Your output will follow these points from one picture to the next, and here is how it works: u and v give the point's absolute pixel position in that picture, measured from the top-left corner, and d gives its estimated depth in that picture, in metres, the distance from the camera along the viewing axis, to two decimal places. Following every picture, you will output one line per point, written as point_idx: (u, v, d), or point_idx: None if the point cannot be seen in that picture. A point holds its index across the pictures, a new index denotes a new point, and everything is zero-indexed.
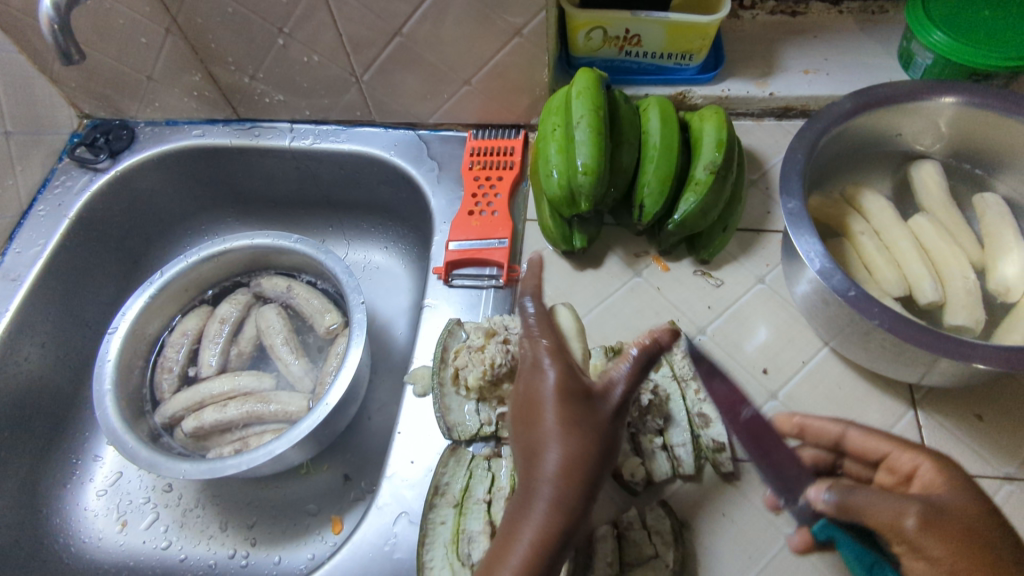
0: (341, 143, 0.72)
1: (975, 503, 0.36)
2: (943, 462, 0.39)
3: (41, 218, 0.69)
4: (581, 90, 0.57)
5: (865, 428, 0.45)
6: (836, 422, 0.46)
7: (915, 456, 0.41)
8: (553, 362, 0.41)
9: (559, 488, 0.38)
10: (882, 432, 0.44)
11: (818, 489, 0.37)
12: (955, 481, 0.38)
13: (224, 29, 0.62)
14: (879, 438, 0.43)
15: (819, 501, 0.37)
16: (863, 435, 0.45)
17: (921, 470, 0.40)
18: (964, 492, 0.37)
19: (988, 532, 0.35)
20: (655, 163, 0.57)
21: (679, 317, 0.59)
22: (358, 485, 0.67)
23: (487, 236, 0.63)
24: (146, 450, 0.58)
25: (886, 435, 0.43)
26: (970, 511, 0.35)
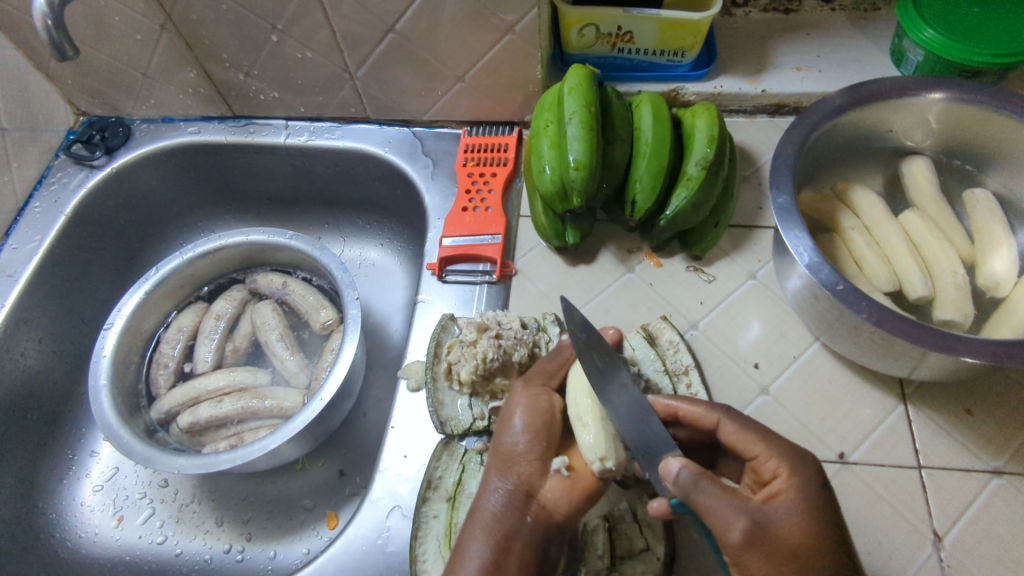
0: (336, 139, 0.72)
1: (812, 526, 0.38)
2: (805, 481, 0.40)
3: (37, 214, 0.69)
4: (573, 86, 0.58)
5: (745, 423, 0.44)
6: (714, 411, 0.45)
7: (781, 468, 0.41)
8: (526, 406, 0.47)
9: (510, 508, 0.44)
10: (760, 432, 0.43)
11: (672, 462, 0.40)
12: (810, 505, 0.39)
13: (218, 26, 0.63)
14: (754, 437, 0.43)
15: (671, 473, 0.40)
16: (733, 431, 0.44)
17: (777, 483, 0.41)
18: (810, 517, 0.39)
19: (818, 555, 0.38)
20: (647, 159, 0.58)
21: (671, 312, 0.59)
22: (353, 480, 0.67)
23: (481, 232, 0.63)
24: (141, 444, 0.59)
25: (760, 435, 0.43)
26: (800, 533, 0.38)
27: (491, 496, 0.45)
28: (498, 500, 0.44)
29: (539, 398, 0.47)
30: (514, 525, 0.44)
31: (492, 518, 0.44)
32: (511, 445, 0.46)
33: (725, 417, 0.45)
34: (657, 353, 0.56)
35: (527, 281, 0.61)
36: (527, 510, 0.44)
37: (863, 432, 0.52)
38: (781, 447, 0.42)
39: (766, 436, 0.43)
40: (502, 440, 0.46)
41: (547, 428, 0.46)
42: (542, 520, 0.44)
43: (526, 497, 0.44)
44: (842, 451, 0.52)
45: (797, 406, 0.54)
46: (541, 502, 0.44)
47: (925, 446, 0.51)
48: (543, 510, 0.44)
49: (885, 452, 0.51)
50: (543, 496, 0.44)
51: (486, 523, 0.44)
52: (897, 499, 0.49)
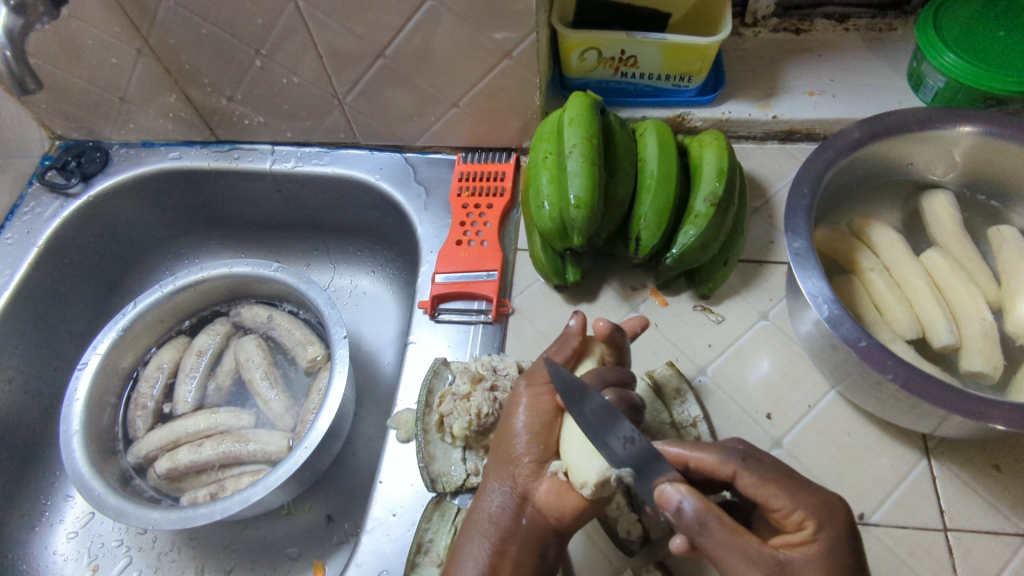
0: (324, 166, 0.69)
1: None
2: (833, 537, 0.35)
3: (8, 246, 0.66)
4: (574, 117, 0.54)
5: (765, 474, 0.37)
6: (728, 463, 0.37)
7: (807, 521, 0.36)
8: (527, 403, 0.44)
9: (506, 509, 0.42)
10: (783, 486, 0.36)
11: (677, 490, 0.36)
12: (834, 564, 0.35)
13: (198, 50, 0.59)
14: (776, 492, 0.36)
15: (670, 502, 0.36)
16: (757, 480, 0.37)
17: (804, 545, 0.35)
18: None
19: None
20: (652, 194, 0.54)
21: (677, 356, 0.56)
22: (342, 526, 0.64)
23: (476, 268, 0.60)
24: (114, 496, 0.55)
25: (783, 484, 0.36)
26: None
27: (489, 499, 0.43)
28: (497, 504, 0.43)
29: (539, 399, 0.44)
30: (510, 526, 0.42)
31: (489, 519, 0.42)
32: (510, 446, 0.44)
33: (742, 467, 0.37)
34: (663, 403, 0.52)
35: (524, 321, 0.58)
36: (523, 513, 0.42)
37: (884, 490, 0.49)
38: (807, 497, 0.36)
39: (788, 482, 0.37)
40: (504, 441, 0.44)
41: (547, 431, 0.43)
42: (538, 523, 0.42)
43: (521, 500, 0.42)
44: (861, 512, 0.48)
45: (812, 460, 0.50)
46: (538, 506, 0.42)
47: (951, 506, 0.48)
48: (538, 513, 0.42)
49: (908, 512, 0.48)
50: (539, 500, 0.42)
51: (483, 525, 0.42)
52: (921, 564, 0.46)
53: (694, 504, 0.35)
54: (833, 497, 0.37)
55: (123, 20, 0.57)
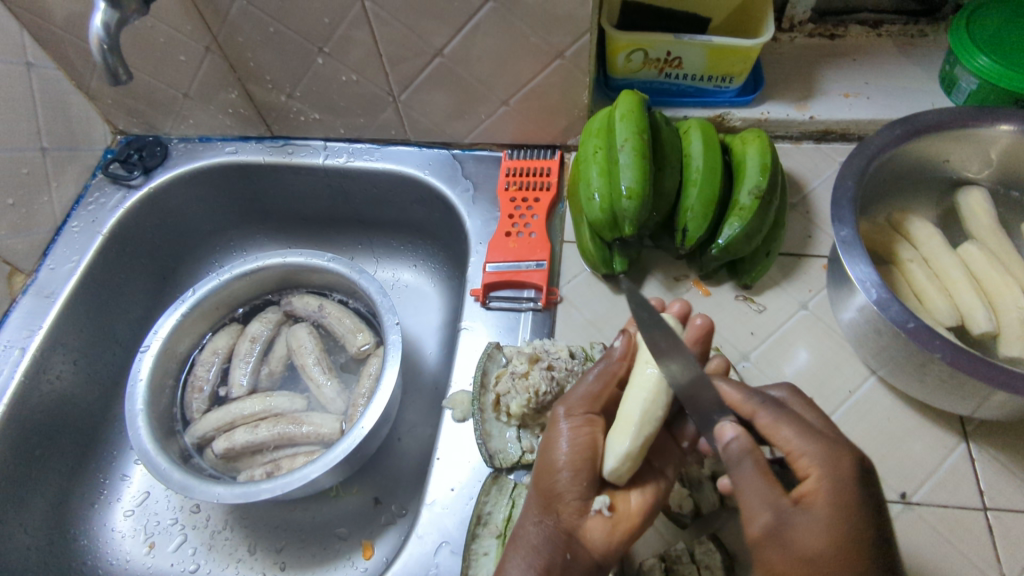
0: (374, 161, 0.72)
1: (844, 531, 0.35)
2: (839, 478, 0.37)
3: (74, 234, 0.68)
4: (624, 113, 0.57)
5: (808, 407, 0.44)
6: (750, 401, 0.43)
7: (813, 466, 0.38)
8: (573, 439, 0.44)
9: (550, 545, 0.42)
10: (799, 428, 0.39)
11: (730, 427, 0.40)
12: (841, 505, 0.36)
13: (263, 47, 0.62)
14: (786, 432, 0.40)
15: (723, 438, 0.40)
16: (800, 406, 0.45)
17: (808, 482, 0.37)
18: (847, 519, 0.36)
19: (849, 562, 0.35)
20: (698, 187, 0.57)
21: (722, 342, 0.58)
22: (389, 508, 0.66)
23: (525, 258, 0.62)
24: (179, 472, 0.58)
25: (795, 425, 0.40)
26: (830, 540, 0.35)
27: (528, 530, 0.43)
28: (537, 536, 0.43)
29: (582, 431, 0.44)
30: (553, 562, 0.42)
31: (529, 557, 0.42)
32: (552, 482, 0.43)
33: (761, 408, 0.42)
34: None
35: (573, 308, 0.60)
36: (568, 549, 0.42)
37: (925, 470, 0.51)
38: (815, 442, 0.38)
39: (798, 428, 0.40)
40: (541, 470, 0.44)
41: (591, 462, 0.44)
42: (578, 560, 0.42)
43: (566, 536, 0.42)
44: (904, 491, 0.50)
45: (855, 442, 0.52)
46: (581, 540, 0.43)
47: (990, 487, 0.50)
48: (581, 551, 0.43)
49: (949, 492, 0.50)
50: (582, 536, 0.43)
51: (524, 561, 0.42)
52: (962, 541, 0.48)
53: (742, 439, 0.39)
54: (846, 446, 0.38)
55: (195, 18, 0.60)
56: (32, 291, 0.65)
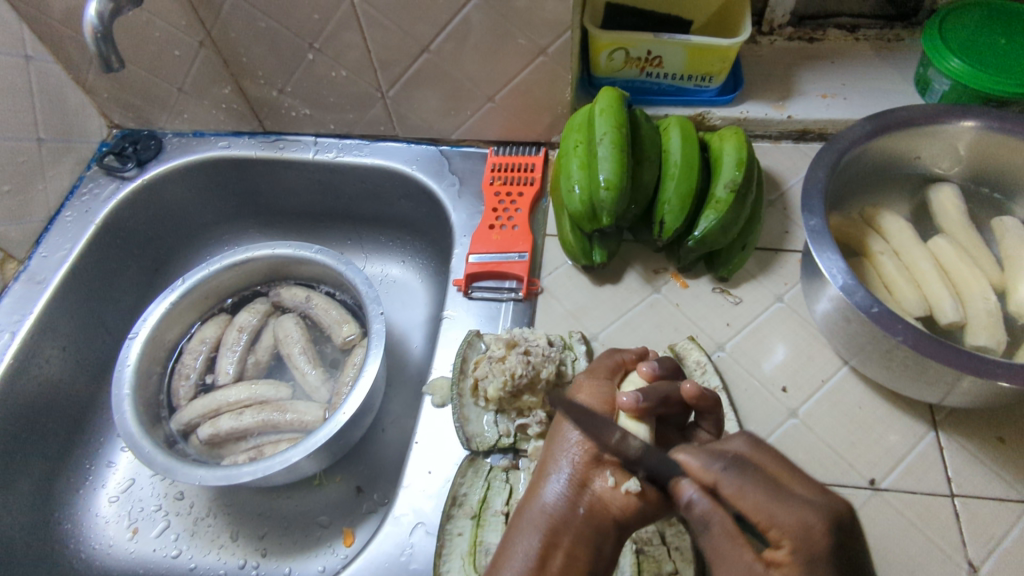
0: (363, 157, 0.73)
1: None
2: (814, 554, 0.33)
3: (67, 223, 0.69)
4: (604, 108, 0.60)
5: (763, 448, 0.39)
6: (710, 469, 0.37)
7: (785, 539, 0.34)
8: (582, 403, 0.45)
9: (561, 499, 0.42)
10: (763, 491, 0.35)
11: (688, 487, 0.37)
12: None
13: (256, 42, 0.64)
14: (754, 499, 0.35)
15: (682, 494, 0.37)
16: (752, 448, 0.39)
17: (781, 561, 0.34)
18: None
19: None
20: (675, 181, 0.59)
21: (698, 332, 0.59)
22: (370, 497, 0.66)
23: (507, 250, 0.63)
24: (163, 455, 0.58)
25: (761, 500, 0.35)
26: None
27: (546, 489, 0.42)
28: (550, 491, 0.42)
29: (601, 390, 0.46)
30: (565, 516, 0.41)
31: (541, 511, 0.42)
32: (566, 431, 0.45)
33: (726, 477, 0.37)
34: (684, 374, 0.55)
35: (552, 299, 0.61)
36: (581, 502, 0.41)
37: (894, 458, 0.52)
38: (784, 518, 0.34)
39: (768, 500, 0.35)
40: (561, 431, 0.45)
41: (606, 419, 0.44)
42: (597, 516, 0.41)
43: (580, 487, 0.42)
44: (873, 478, 0.51)
45: (826, 430, 0.53)
46: (597, 495, 0.42)
47: (958, 474, 0.51)
48: (599, 508, 0.41)
49: (917, 478, 0.51)
50: (598, 489, 0.41)
51: (536, 518, 0.42)
52: (929, 526, 0.49)
53: (703, 503, 0.36)
54: (823, 511, 0.35)
55: (190, 14, 0.61)
56: (23, 278, 0.66)
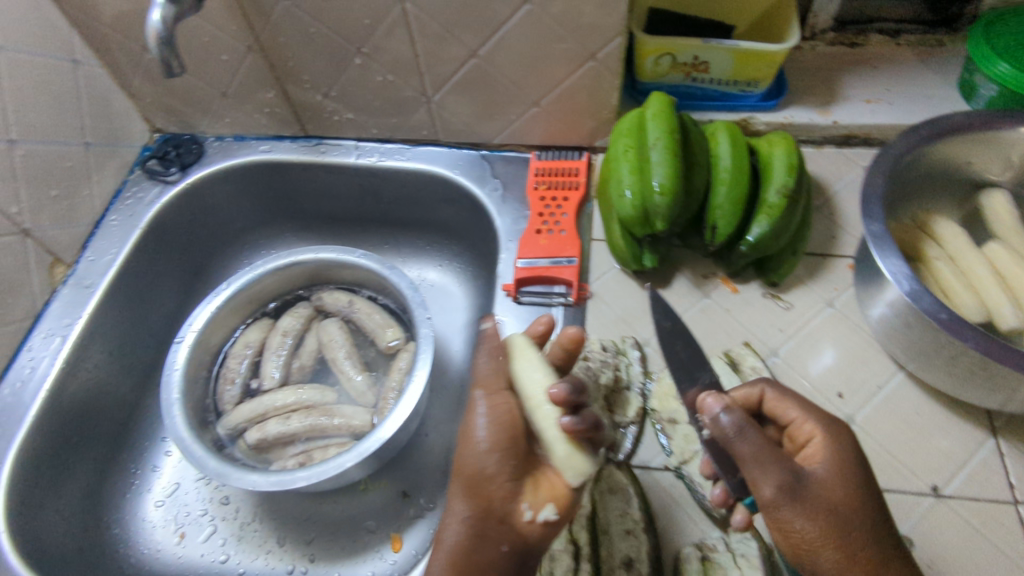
0: (405, 161, 0.73)
1: (852, 483, 0.42)
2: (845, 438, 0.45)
3: (113, 227, 0.69)
4: (655, 113, 0.60)
5: (787, 393, 0.48)
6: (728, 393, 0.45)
7: (815, 430, 0.45)
8: (488, 426, 0.44)
9: (465, 536, 0.43)
10: (799, 403, 0.47)
11: (717, 403, 0.43)
12: (843, 460, 0.43)
13: (304, 47, 0.64)
14: (791, 406, 0.47)
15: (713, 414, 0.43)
16: (776, 395, 0.48)
17: (817, 447, 0.44)
18: (847, 474, 0.43)
19: (860, 506, 0.42)
20: (727, 186, 0.59)
21: (751, 337, 0.59)
22: (416, 502, 0.67)
23: (555, 255, 0.63)
24: (215, 460, 0.58)
25: (803, 401, 0.47)
26: (845, 493, 0.42)
27: (447, 530, 0.44)
28: (463, 530, 0.43)
29: (500, 409, 0.44)
30: (489, 556, 0.43)
31: (455, 550, 0.43)
32: (473, 464, 0.43)
33: (737, 439, 0.42)
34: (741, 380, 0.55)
35: (602, 303, 0.62)
36: (501, 539, 0.43)
37: (955, 464, 0.52)
38: (777, 473, 0.41)
39: (804, 402, 0.47)
40: (467, 433, 0.45)
41: (510, 443, 0.44)
42: (517, 548, 0.43)
43: (495, 521, 0.43)
44: (935, 485, 0.51)
45: (883, 436, 0.53)
46: (514, 526, 0.43)
47: (1020, 482, 0.50)
48: (517, 538, 0.43)
49: (980, 486, 0.51)
50: (512, 520, 0.43)
51: (459, 557, 0.43)
52: (994, 533, 0.49)
53: (734, 414, 0.42)
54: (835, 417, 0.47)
55: (241, 18, 0.61)
56: (72, 282, 0.65)
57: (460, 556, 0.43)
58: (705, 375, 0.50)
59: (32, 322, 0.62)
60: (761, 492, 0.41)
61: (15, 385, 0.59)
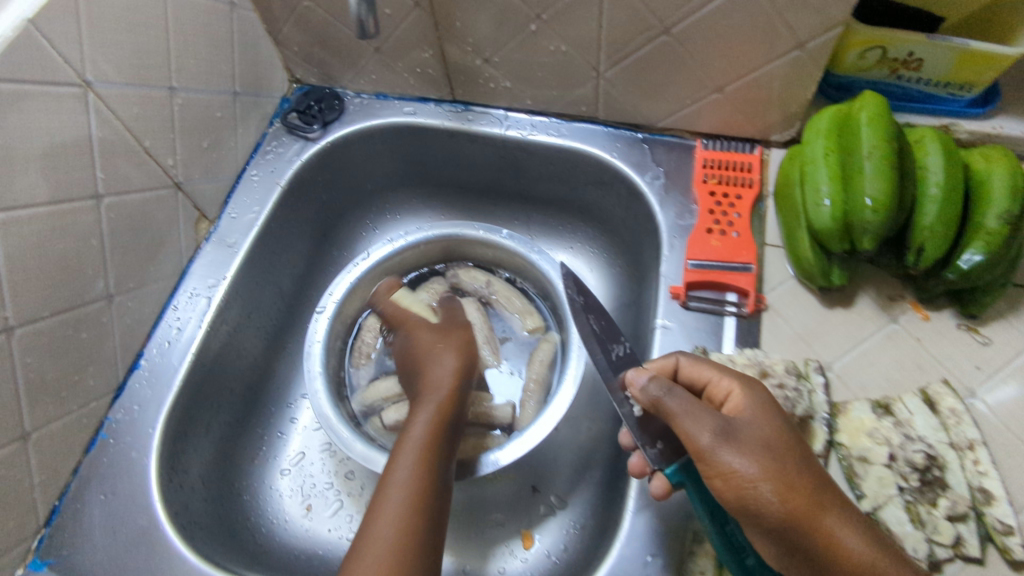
0: (559, 138, 0.68)
1: (777, 432, 0.43)
2: (738, 394, 0.46)
3: (254, 183, 0.66)
4: (871, 116, 0.53)
5: (699, 359, 0.50)
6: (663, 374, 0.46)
7: (732, 388, 0.47)
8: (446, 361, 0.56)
9: (426, 472, 0.47)
10: (711, 367, 0.49)
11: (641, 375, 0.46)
12: (762, 415, 0.45)
13: (477, 8, 0.58)
14: (706, 369, 0.49)
15: (642, 390, 0.45)
16: (691, 363, 0.50)
17: (732, 403, 0.46)
18: (783, 434, 0.43)
19: (796, 463, 0.42)
20: (939, 205, 0.53)
21: (945, 374, 0.54)
22: (547, 498, 0.65)
23: (730, 259, 0.59)
24: (361, 443, 0.56)
25: (715, 369, 0.49)
26: (771, 441, 0.43)
27: (397, 474, 0.47)
28: (409, 463, 0.48)
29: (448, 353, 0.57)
30: (422, 484, 0.47)
31: (407, 480, 0.47)
32: (433, 383, 0.54)
33: (666, 397, 0.44)
34: (939, 422, 0.51)
35: (778, 317, 0.57)
36: (439, 481, 0.48)
37: None
38: (709, 420, 0.42)
39: (710, 369, 0.48)
40: (390, 473, 0.48)
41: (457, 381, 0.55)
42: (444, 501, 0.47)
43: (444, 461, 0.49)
44: None
45: None
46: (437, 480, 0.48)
47: None
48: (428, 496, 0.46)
49: None
50: (448, 463, 0.49)
51: (404, 487, 0.46)
52: None
53: (653, 384, 0.45)
54: (749, 377, 0.48)
55: None
56: (215, 240, 0.62)
57: (419, 482, 0.47)
58: (620, 348, 0.53)
59: (177, 281, 0.60)
60: (698, 440, 0.42)
61: (162, 347, 0.57)
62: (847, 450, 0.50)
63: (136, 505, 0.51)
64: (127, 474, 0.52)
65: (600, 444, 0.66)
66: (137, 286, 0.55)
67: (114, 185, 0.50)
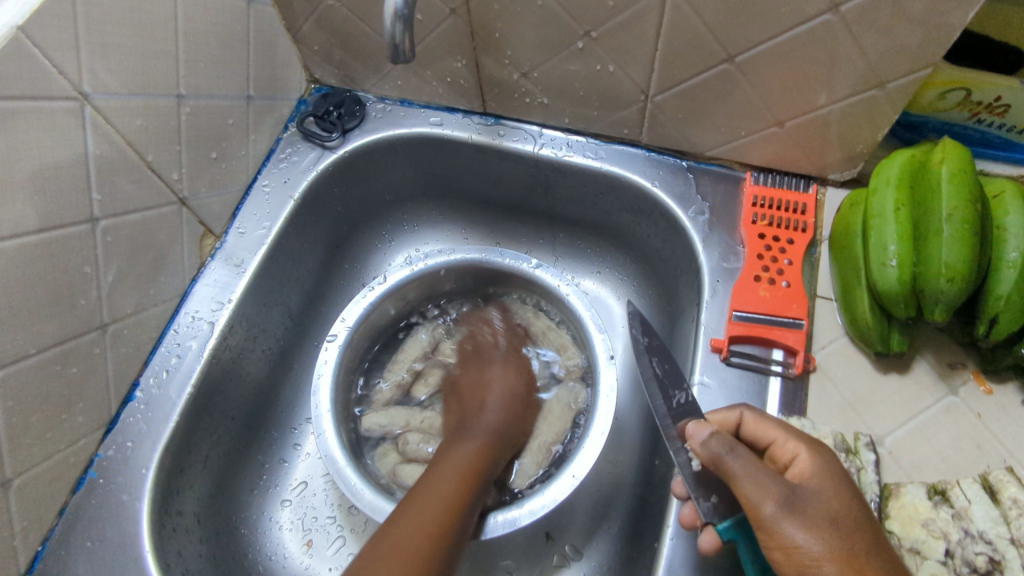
0: (596, 161, 0.63)
1: (846, 507, 0.39)
2: (805, 458, 0.42)
3: (265, 194, 0.61)
4: (950, 172, 0.47)
5: (765, 415, 0.46)
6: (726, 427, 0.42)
7: (798, 451, 0.43)
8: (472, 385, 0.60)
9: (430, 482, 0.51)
10: (776, 425, 0.45)
11: (703, 427, 0.42)
12: (831, 484, 0.40)
13: (518, 21, 0.53)
14: (770, 427, 0.45)
15: (702, 443, 0.41)
16: (755, 419, 0.46)
17: (796, 467, 0.42)
18: (852, 508, 0.39)
19: (866, 545, 0.37)
20: (1017, 272, 0.47)
21: (1009, 458, 0.49)
22: (561, 548, 0.60)
23: (780, 313, 0.55)
24: (370, 492, 0.52)
25: (777, 427, 0.45)
26: (840, 516, 0.38)
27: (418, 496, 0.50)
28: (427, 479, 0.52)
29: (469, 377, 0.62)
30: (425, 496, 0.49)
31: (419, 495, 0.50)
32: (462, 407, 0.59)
33: (728, 456, 0.40)
34: (1001, 514, 0.45)
35: (827, 381, 0.53)
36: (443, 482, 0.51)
37: None
38: (773, 487, 0.38)
39: (775, 428, 0.45)
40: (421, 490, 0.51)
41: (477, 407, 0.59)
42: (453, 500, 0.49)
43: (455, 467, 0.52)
44: None
45: None
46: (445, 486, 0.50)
47: None
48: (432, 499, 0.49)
49: None
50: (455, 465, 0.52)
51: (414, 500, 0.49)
52: None
53: (715, 438, 0.41)
54: (817, 440, 0.44)
55: None
56: (221, 257, 0.58)
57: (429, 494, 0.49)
58: (680, 395, 0.48)
59: (178, 302, 0.55)
60: (760, 507, 0.38)
61: (160, 376, 0.53)
62: (899, 541, 0.46)
63: (126, 551, 0.47)
64: (118, 516, 0.48)
65: (619, 492, 0.61)
66: (135, 311, 0.51)
67: (112, 206, 0.46)
